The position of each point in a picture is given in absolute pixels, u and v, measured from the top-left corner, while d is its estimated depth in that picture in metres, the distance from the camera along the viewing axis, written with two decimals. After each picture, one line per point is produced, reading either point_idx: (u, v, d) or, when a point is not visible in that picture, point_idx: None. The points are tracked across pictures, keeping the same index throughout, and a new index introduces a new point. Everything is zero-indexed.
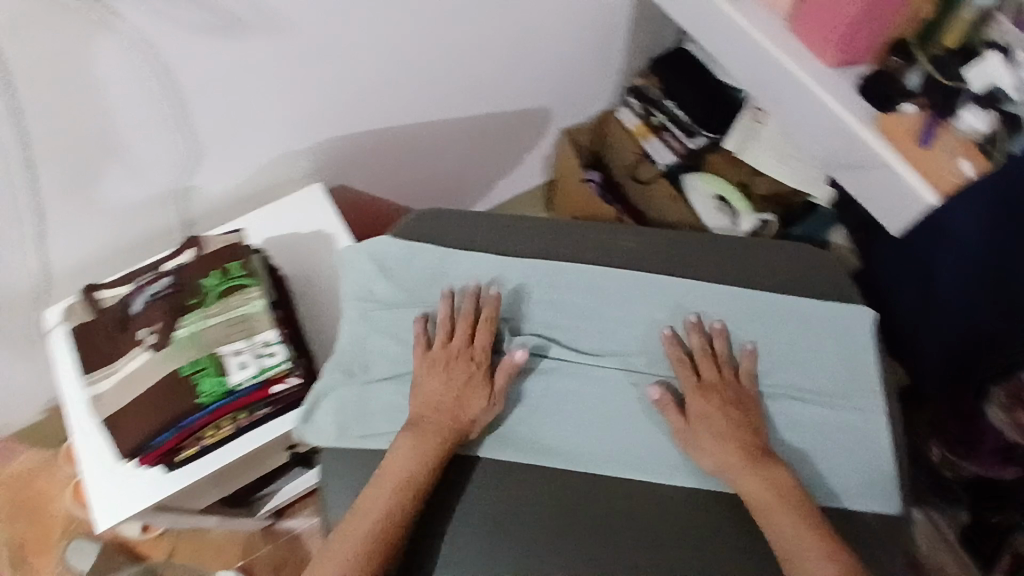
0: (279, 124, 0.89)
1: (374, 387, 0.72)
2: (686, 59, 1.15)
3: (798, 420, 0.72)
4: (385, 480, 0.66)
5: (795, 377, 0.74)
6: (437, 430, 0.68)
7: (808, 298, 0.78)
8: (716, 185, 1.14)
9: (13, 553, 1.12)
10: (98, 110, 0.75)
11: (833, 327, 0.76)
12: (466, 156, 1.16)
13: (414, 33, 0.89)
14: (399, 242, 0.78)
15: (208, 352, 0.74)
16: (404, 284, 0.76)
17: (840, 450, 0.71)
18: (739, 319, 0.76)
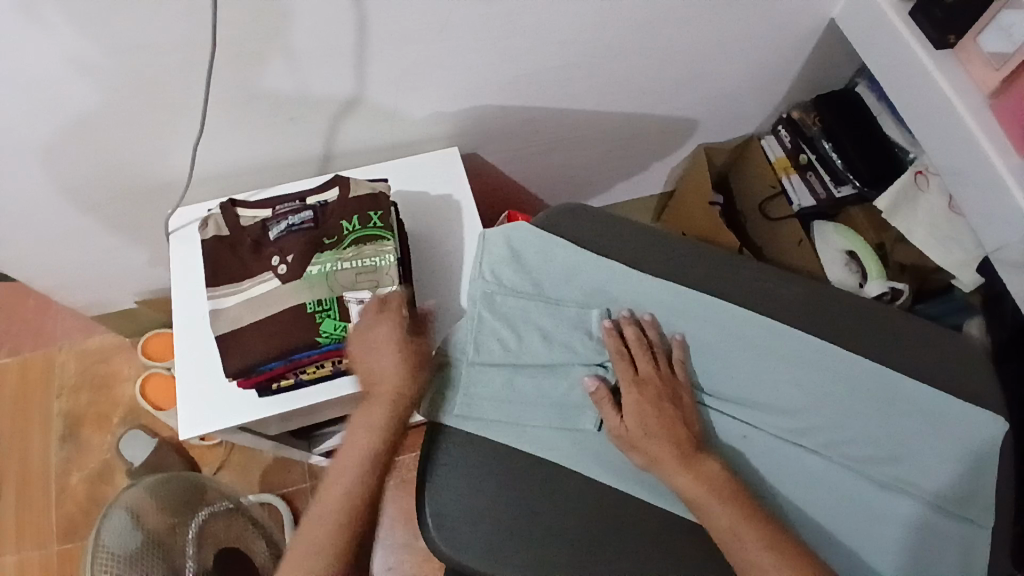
0: (441, 86, 0.92)
1: (482, 370, 0.76)
2: (857, 105, 1.10)
3: (887, 507, 0.70)
4: (347, 460, 0.70)
5: (905, 470, 0.71)
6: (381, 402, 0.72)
7: (945, 392, 0.73)
8: (850, 241, 1.11)
9: (80, 415, 1.30)
10: (285, 40, 0.78)
11: (963, 429, 0.71)
12: (597, 151, 1.17)
13: (597, 28, 0.90)
14: (533, 232, 0.80)
15: (334, 294, 0.79)
16: (529, 276, 0.80)
17: (927, 549, 0.69)
18: (859, 396, 0.73)
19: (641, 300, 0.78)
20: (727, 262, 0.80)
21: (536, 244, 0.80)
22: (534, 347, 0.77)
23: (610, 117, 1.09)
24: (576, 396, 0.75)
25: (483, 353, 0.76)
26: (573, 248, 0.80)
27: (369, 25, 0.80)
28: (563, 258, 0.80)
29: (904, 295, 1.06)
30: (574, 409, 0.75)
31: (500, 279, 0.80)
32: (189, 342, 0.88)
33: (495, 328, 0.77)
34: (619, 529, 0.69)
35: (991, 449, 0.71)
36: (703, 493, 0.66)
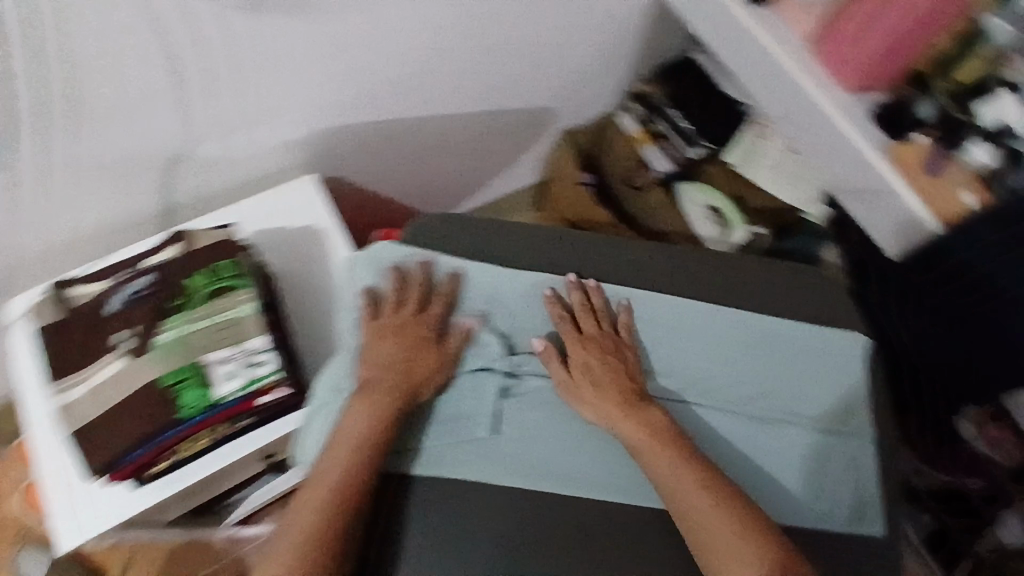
0: (284, 112, 0.87)
1: None
2: (693, 70, 1.15)
3: (781, 440, 0.73)
4: (338, 453, 0.68)
5: (789, 403, 0.75)
6: (384, 391, 0.71)
7: (803, 323, 0.78)
8: (711, 196, 1.15)
9: None
10: (93, 86, 0.71)
11: (826, 353, 0.77)
12: (463, 155, 1.15)
13: (435, 33, 0.89)
14: (394, 249, 0.79)
15: (191, 361, 0.73)
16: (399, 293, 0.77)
17: (825, 473, 0.72)
18: (732, 344, 0.77)
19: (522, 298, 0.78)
20: (597, 244, 0.83)
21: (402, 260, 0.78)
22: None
23: (467, 116, 1.07)
24: (468, 405, 0.74)
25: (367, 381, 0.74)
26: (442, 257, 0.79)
27: (182, 58, 0.74)
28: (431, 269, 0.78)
29: (764, 237, 1.12)
30: (469, 419, 0.73)
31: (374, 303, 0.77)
32: (48, 446, 0.78)
33: None
34: (540, 535, 0.69)
35: (855, 366, 0.77)
36: (646, 444, 0.69)
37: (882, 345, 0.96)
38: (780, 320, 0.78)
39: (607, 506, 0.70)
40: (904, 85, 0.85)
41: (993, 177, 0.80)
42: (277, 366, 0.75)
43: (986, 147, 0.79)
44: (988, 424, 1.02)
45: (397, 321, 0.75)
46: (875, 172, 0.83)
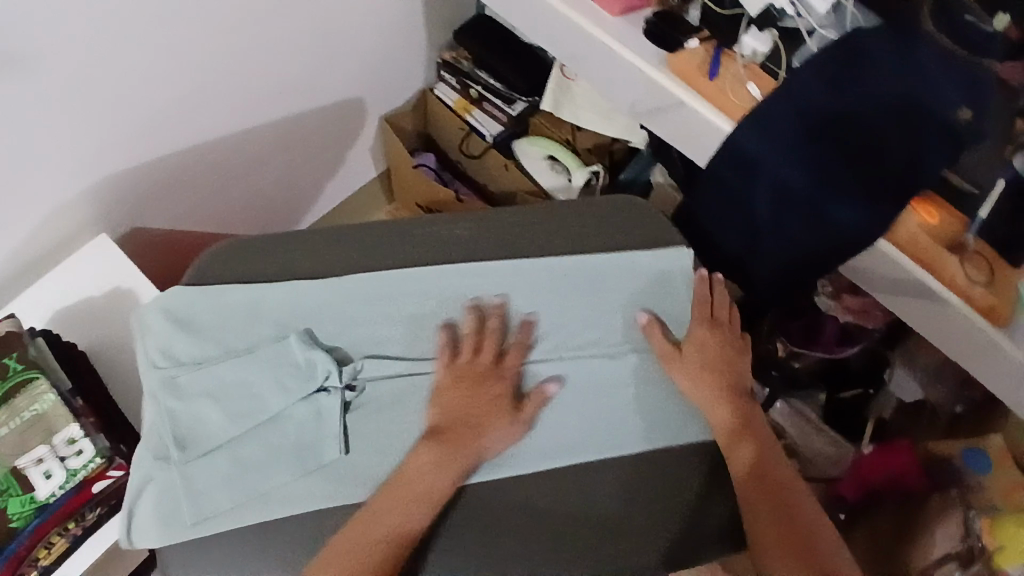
0: (52, 178, 0.81)
1: (200, 462, 0.68)
2: (491, 26, 1.13)
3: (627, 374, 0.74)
4: (405, 504, 0.64)
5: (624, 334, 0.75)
6: (460, 447, 0.68)
7: (629, 251, 0.77)
8: (544, 146, 1.15)
9: None
10: None
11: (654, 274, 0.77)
12: (285, 168, 1.11)
13: (194, 55, 0.84)
14: (187, 291, 0.72)
15: (4, 469, 0.68)
16: (207, 336, 0.71)
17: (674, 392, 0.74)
18: (558, 291, 0.75)
19: (333, 309, 0.73)
20: (402, 227, 0.77)
21: (198, 299, 0.72)
22: (238, 411, 0.69)
23: (266, 129, 1.02)
24: (305, 433, 0.69)
25: (195, 438, 0.68)
26: (239, 285, 0.73)
27: None
28: (232, 301, 0.72)
29: (602, 174, 1.13)
30: (309, 446, 0.68)
31: (180, 357, 0.71)
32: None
33: (196, 410, 0.69)
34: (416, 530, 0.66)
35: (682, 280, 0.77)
36: (733, 435, 0.71)
37: (706, 257, 0.95)
38: (604, 254, 0.77)
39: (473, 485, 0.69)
40: None
41: (777, 65, 0.82)
42: (97, 450, 0.70)
43: (757, 34, 0.82)
44: (844, 296, 1.07)
45: (482, 365, 0.71)
46: (660, 87, 0.84)
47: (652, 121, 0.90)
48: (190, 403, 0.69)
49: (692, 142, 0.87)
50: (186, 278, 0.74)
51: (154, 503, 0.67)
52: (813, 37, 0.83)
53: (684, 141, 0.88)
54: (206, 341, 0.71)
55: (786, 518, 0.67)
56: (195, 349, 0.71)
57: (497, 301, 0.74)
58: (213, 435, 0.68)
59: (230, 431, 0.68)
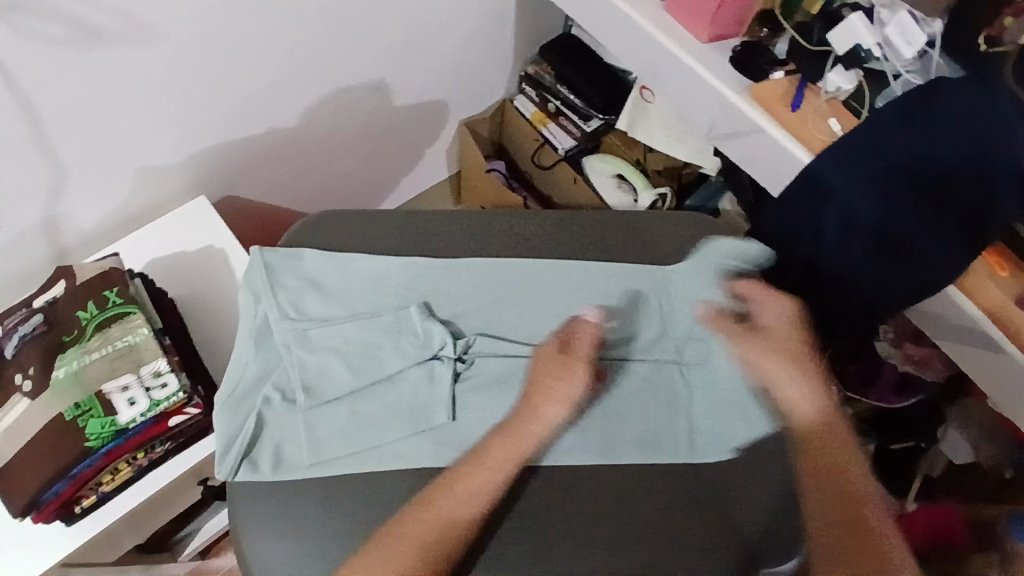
0: (165, 137, 0.87)
1: (322, 410, 0.70)
2: (576, 44, 1.19)
3: (716, 384, 0.75)
4: (479, 479, 0.64)
5: (719, 345, 0.77)
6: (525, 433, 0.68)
7: None
8: (611, 164, 1.19)
9: None
10: None
11: None
12: (369, 158, 1.18)
13: (305, 38, 0.91)
14: (316, 253, 0.76)
15: (91, 391, 0.74)
16: (335, 298, 0.75)
17: (769, 405, 0.75)
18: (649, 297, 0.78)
19: (431, 284, 0.76)
20: (483, 218, 0.81)
21: (327, 265, 0.76)
22: (359, 369, 0.72)
23: (356, 120, 1.09)
24: (418, 397, 0.71)
25: (318, 388, 0.71)
26: (368, 255, 0.77)
27: (38, 107, 0.73)
28: (359, 268, 0.76)
29: (669, 197, 1.17)
30: (421, 410, 0.70)
31: (306, 313, 0.74)
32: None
33: (318, 364, 0.71)
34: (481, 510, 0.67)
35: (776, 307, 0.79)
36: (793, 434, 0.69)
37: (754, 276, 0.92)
38: None
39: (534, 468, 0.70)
40: (758, 28, 0.92)
41: (861, 103, 0.84)
42: (181, 385, 0.75)
43: (843, 71, 0.85)
44: (906, 342, 1.06)
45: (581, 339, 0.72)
46: (741, 113, 0.86)
47: (727, 145, 0.92)
48: (317, 357, 0.71)
49: (767, 168, 0.89)
50: (288, 239, 0.79)
51: (271, 447, 0.69)
52: (898, 80, 0.84)
53: (759, 167, 0.90)
54: (333, 301, 0.75)
55: (852, 537, 0.63)
56: (323, 307, 0.74)
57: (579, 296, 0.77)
58: (337, 387, 0.71)
59: (352, 387, 0.71)
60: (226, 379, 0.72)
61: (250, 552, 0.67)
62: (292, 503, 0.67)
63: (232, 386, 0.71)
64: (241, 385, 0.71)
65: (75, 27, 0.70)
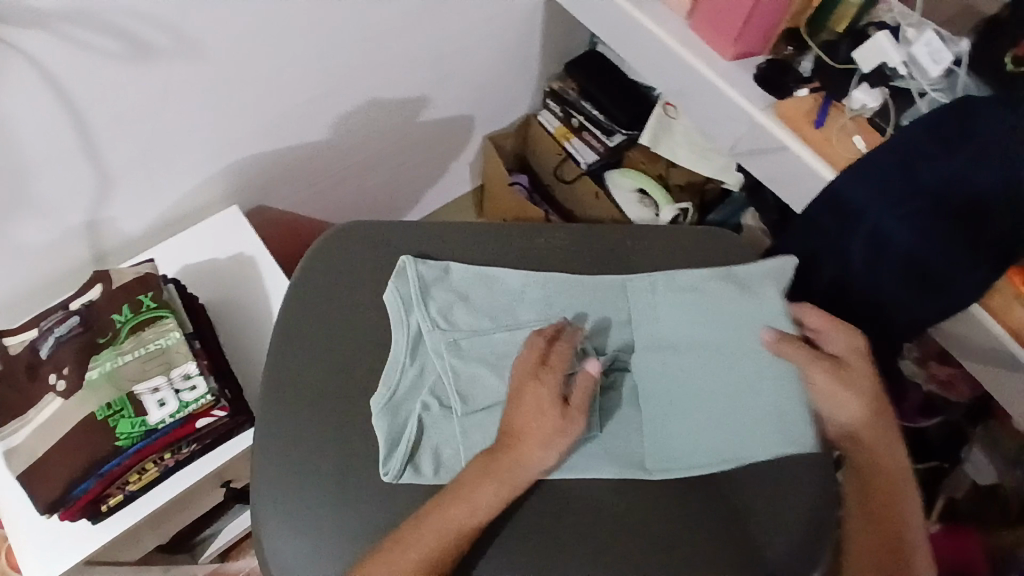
0: (200, 149, 0.90)
1: (477, 418, 0.71)
2: (600, 61, 1.21)
3: None
4: (460, 507, 0.63)
5: None
6: (522, 468, 0.64)
7: (738, 284, 0.80)
8: (636, 179, 1.20)
9: None
10: None
11: None
12: (396, 171, 1.20)
13: (339, 55, 0.93)
14: (462, 266, 0.79)
15: (122, 392, 0.76)
16: (484, 311, 0.76)
17: None
18: None
19: (563, 301, 0.77)
20: (506, 231, 0.83)
21: (473, 280, 0.78)
22: None
23: (385, 134, 1.11)
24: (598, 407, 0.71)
25: (471, 397, 0.71)
26: (510, 270, 0.79)
27: (83, 117, 0.76)
28: (504, 282, 0.78)
29: (688, 212, 1.18)
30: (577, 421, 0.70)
31: (455, 323, 0.75)
32: (5, 486, 0.80)
33: (473, 373, 0.72)
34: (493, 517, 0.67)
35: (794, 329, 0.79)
36: (869, 451, 0.68)
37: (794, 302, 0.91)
38: None
39: (554, 482, 0.69)
40: (784, 46, 0.92)
41: (886, 120, 0.84)
42: (208, 388, 0.77)
43: (868, 90, 0.84)
44: (931, 362, 1.04)
45: (856, 363, 0.68)
46: (763, 130, 0.87)
47: (750, 163, 0.93)
48: (468, 366, 0.72)
49: (790, 186, 0.89)
50: (316, 245, 0.82)
51: (430, 452, 0.70)
52: (923, 99, 0.83)
53: (781, 186, 0.90)
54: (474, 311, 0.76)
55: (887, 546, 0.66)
56: (470, 318, 0.76)
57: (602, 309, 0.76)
58: (493, 397, 0.71)
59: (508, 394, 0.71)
60: (382, 381, 0.73)
61: (268, 547, 0.68)
62: (305, 506, 0.68)
63: (389, 390, 0.72)
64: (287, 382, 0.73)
65: (124, 41, 0.73)
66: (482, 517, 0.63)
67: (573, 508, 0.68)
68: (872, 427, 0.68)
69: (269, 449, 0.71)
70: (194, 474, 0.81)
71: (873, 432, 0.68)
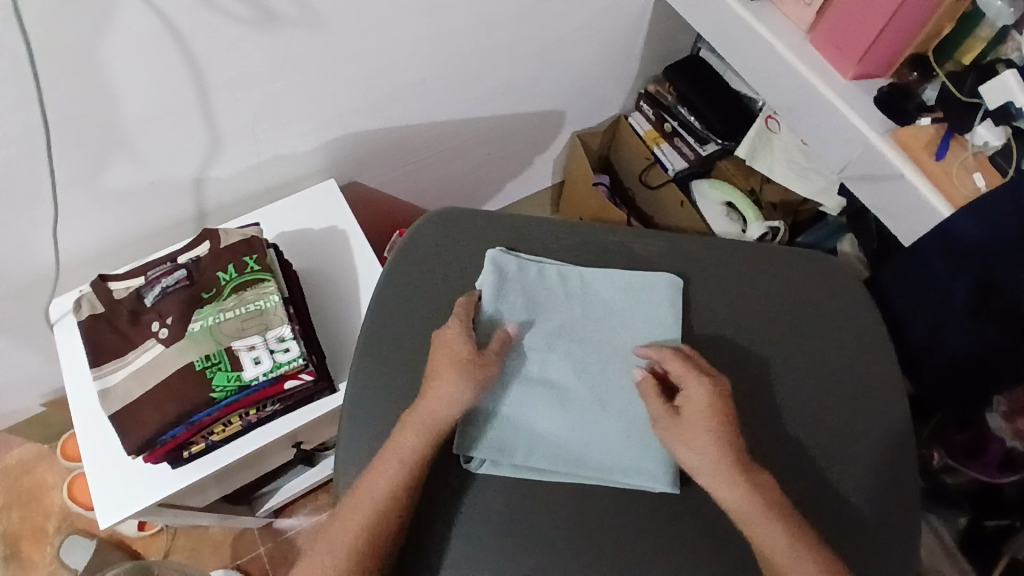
0: (304, 120, 0.92)
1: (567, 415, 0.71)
2: (701, 68, 1.19)
3: (823, 434, 0.72)
4: (352, 518, 0.63)
5: (829, 392, 0.74)
6: (400, 470, 0.64)
7: (840, 313, 0.78)
8: (724, 192, 1.19)
9: (9, 544, 1.20)
10: (111, 94, 0.74)
11: (856, 342, 0.77)
12: (481, 160, 1.21)
13: (448, 40, 0.94)
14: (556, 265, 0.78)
15: (221, 346, 0.79)
16: (576, 309, 0.75)
17: (880, 465, 0.71)
18: (767, 323, 0.77)
19: (654, 311, 0.75)
20: (602, 232, 0.82)
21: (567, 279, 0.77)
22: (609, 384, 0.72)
23: (477, 122, 1.12)
24: None
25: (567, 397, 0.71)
26: (604, 270, 0.78)
27: (204, 76, 0.79)
28: (596, 283, 0.77)
29: (780, 231, 1.15)
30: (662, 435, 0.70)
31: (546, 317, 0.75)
32: (100, 421, 0.84)
33: (565, 369, 0.72)
34: (570, 517, 0.68)
35: (893, 366, 0.76)
36: (746, 507, 0.62)
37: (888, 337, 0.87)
38: (819, 312, 0.78)
39: (636, 492, 0.69)
40: (907, 72, 0.88)
41: (1009, 160, 0.80)
42: (300, 353, 0.80)
43: (991, 126, 0.80)
44: (1017, 418, 0.97)
45: (693, 398, 0.66)
46: (878, 155, 0.84)
47: (856, 188, 0.90)
48: (562, 366, 0.73)
49: (899, 216, 0.85)
50: (418, 222, 0.83)
51: (524, 446, 0.69)
52: None
53: (888, 215, 0.87)
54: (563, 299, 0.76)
55: None
56: (564, 316, 0.75)
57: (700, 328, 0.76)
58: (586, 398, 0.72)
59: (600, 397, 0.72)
60: None
61: None
62: None
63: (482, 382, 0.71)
64: (373, 357, 0.75)
65: (254, 8, 0.75)
66: (377, 524, 0.63)
67: (650, 519, 0.68)
68: (724, 473, 0.63)
69: (357, 425, 0.72)
70: (271, 433, 0.84)
71: (743, 486, 0.63)
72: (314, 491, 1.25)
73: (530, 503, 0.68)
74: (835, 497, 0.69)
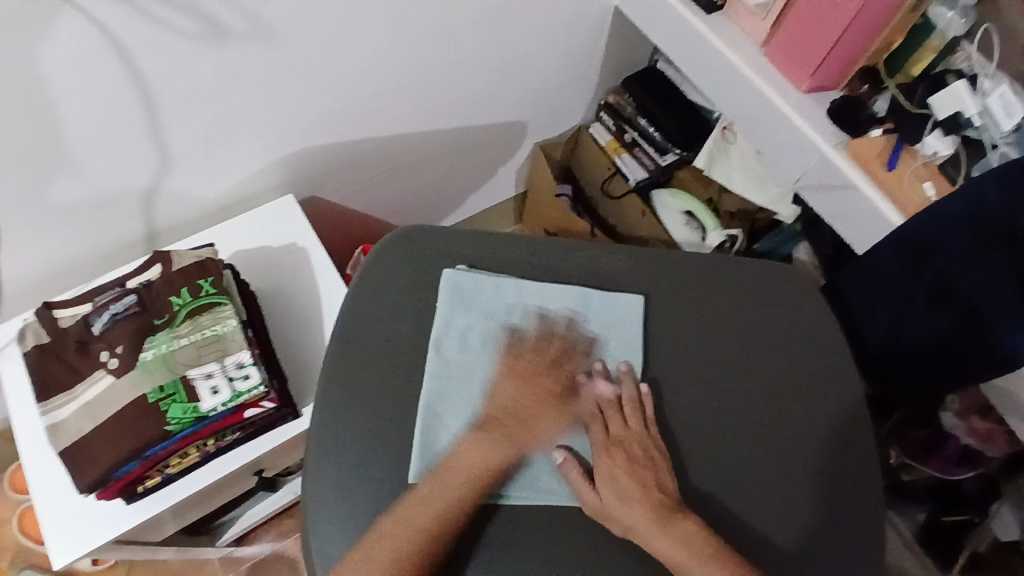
0: (260, 134, 0.90)
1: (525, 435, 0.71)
2: (660, 78, 1.21)
3: (789, 440, 0.73)
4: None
5: (794, 398, 0.76)
6: (410, 531, 0.63)
7: (803, 321, 0.80)
8: (683, 201, 1.21)
9: None
10: (50, 114, 0.70)
11: (818, 350, 0.79)
12: (444, 173, 1.20)
13: (407, 51, 0.92)
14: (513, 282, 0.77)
15: (176, 376, 0.75)
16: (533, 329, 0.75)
17: (843, 467, 0.73)
18: (733, 334, 0.78)
19: (615, 329, 0.76)
20: (568, 247, 0.82)
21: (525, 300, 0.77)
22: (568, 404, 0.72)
23: (438, 135, 1.11)
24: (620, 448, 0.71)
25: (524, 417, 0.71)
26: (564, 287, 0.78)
27: (152, 93, 0.75)
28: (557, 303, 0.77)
29: (738, 239, 1.18)
30: None
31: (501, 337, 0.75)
32: (48, 457, 0.80)
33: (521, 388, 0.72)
34: (546, 537, 0.67)
35: (854, 371, 0.78)
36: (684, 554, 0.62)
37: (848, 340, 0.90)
38: (781, 320, 0.80)
39: None
40: (858, 84, 0.91)
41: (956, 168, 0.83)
42: (261, 379, 0.77)
43: (940, 136, 0.83)
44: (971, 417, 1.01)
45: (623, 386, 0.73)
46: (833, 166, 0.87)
47: (812, 197, 0.92)
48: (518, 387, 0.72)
49: (854, 224, 0.88)
50: (385, 238, 0.81)
51: None
52: (995, 151, 0.79)
53: (843, 223, 0.90)
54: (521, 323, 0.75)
55: None
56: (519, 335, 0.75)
57: (667, 342, 0.77)
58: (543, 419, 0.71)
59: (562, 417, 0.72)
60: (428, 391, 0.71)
61: (312, 547, 0.67)
62: (355, 510, 0.68)
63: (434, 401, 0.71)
64: (338, 384, 0.72)
65: (202, 22, 0.72)
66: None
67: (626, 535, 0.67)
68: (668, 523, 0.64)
69: (324, 454, 0.70)
70: (233, 463, 0.80)
71: (681, 530, 0.64)
72: (279, 515, 1.22)
73: (505, 524, 0.67)
74: (804, 502, 0.71)
